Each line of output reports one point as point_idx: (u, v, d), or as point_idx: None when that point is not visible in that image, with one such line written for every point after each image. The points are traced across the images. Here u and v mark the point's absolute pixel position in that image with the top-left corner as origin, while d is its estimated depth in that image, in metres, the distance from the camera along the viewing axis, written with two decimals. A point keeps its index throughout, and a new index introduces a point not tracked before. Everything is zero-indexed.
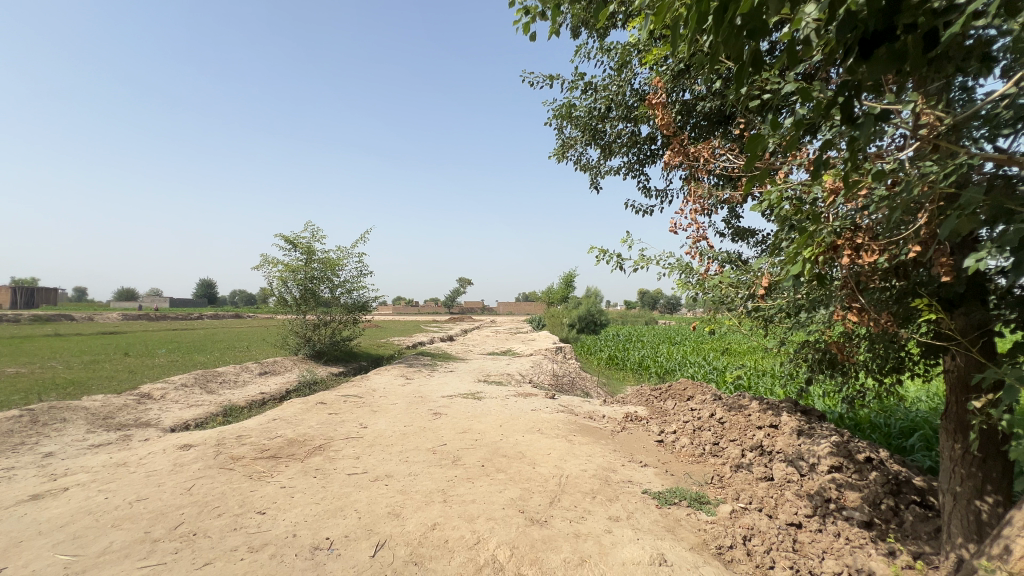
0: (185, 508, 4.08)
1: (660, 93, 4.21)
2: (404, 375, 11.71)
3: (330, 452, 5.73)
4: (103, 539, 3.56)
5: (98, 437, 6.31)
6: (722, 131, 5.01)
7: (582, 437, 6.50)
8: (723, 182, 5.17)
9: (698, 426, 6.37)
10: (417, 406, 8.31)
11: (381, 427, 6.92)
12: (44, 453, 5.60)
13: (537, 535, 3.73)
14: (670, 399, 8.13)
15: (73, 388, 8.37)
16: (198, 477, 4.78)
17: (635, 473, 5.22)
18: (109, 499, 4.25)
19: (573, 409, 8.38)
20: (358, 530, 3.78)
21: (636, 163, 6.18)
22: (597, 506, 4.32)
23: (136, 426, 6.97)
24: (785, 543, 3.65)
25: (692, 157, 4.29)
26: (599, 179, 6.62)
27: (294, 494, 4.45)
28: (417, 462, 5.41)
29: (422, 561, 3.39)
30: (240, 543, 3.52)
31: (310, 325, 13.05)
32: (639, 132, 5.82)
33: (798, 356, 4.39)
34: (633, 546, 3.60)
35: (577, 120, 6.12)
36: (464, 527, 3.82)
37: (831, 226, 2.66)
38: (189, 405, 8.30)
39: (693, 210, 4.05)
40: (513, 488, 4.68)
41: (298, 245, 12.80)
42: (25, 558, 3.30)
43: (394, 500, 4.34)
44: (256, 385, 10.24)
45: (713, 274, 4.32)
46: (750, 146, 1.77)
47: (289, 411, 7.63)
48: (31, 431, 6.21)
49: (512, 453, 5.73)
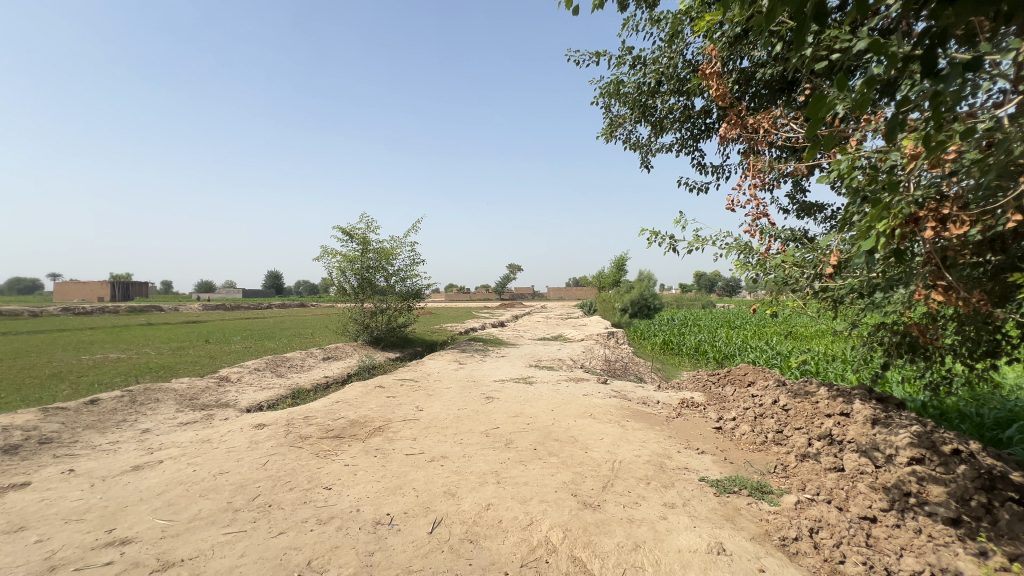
0: (261, 481, 4.43)
1: (714, 62, 3.97)
2: (457, 360, 12.02)
3: (389, 433, 6.01)
4: (193, 507, 3.94)
5: (186, 416, 6.96)
6: (784, 99, 4.65)
7: (635, 422, 6.40)
8: (787, 154, 4.85)
9: (759, 413, 6.08)
10: (470, 390, 8.51)
11: (436, 410, 7.15)
12: (142, 430, 6.25)
13: (589, 519, 3.73)
14: (729, 385, 7.80)
15: (163, 372, 9.25)
16: (271, 454, 5.15)
17: (691, 460, 5.07)
18: (196, 472, 4.69)
19: (626, 394, 8.26)
20: (416, 507, 3.95)
21: (690, 139, 5.88)
22: (651, 493, 4.25)
23: (217, 407, 7.62)
24: (857, 538, 3.43)
25: (751, 128, 4.02)
26: (650, 158, 6.36)
27: (357, 471, 4.71)
28: (471, 444, 5.55)
29: (476, 539, 3.50)
30: (309, 516, 3.78)
31: (368, 313, 13.63)
32: (692, 106, 5.54)
33: (871, 340, 4.04)
34: (689, 534, 3.52)
35: (625, 98, 5.87)
36: (517, 509, 3.88)
37: (910, 197, 2.40)
38: (262, 387, 8.96)
39: (752, 186, 3.81)
40: (565, 472, 4.68)
41: (354, 236, 13.32)
42: (130, 521, 3.71)
43: (449, 480, 4.48)
44: (320, 369, 10.89)
45: (775, 253, 4.04)
46: (813, 109, 1.60)
47: (351, 393, 8.06)
48: (132, 409, 6.95)
49: (564, 437, 5.74)
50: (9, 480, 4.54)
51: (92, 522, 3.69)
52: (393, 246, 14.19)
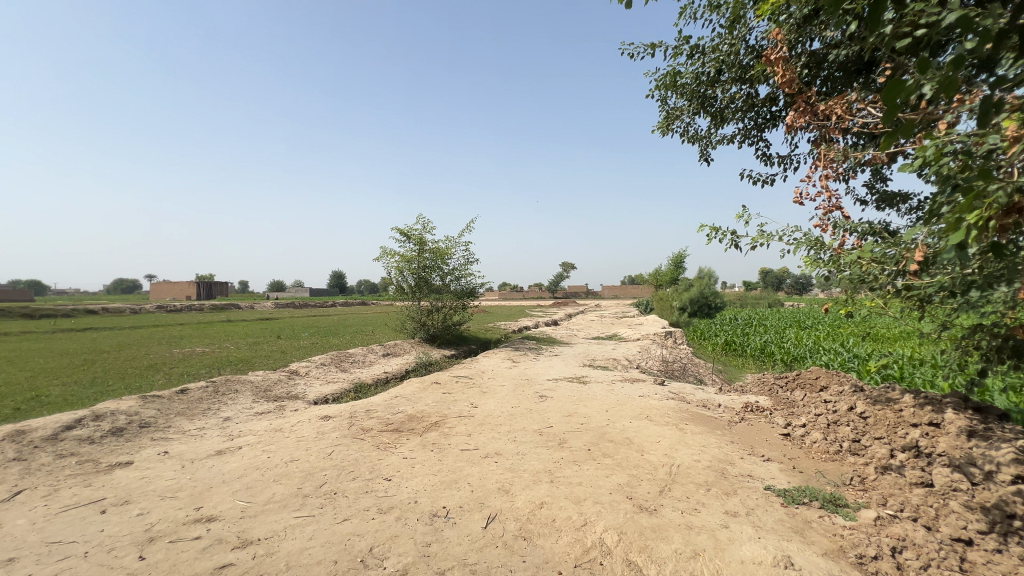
0: (327, 470, 4.71)
1: (780, 47, 3.73)
2: (511, 358, 12.13)
3: (445, 428, 6.17)
4: (268, 490, 4.26)
5: (261, 406, 7.52)
6: (861, 81, 4.29)
7: (694, 426, 6.16)
8: (864, 141, 4.48)
9: (833, 420, 5.66)
10: (523, 389, 8.54)
11: (490, 407, 7.26)
12: (224, 418, 6.83)
13: (646, 523, 3.65)
14: (798, 389, 7.32)
15: (241, 366, 10.03)
16: (336, 445, 5.45)
17: (755, 467, 4.82)
18: (270, 458, 5.06)
19: (684, 397, 7.97)
20: (471, 502, 4.04)
21: (753, 129, 5.57)
22: (711, 499, 4.08)
23: (288, 398, 8.18)
24: (949, 561, 3.12)
25: (823, 115, 3.74)
26: (710, 150, 6.09)
27: (414, 465, 4.88)
28: (524, 442, 5.59)
29: (530, 536, 3.52)
30: (371, 505, 3.97)
31: (424, 311, 14.05)
32: (756, 94, 5.24)
33: (965, 344, 3.65)
34: (753, 545, 3.35)
35: (682, 89, 5.66)
36: (571, 509, 3.86)
37: (1011, 183, 2.14)
38: (328, 381, 9.51)
39: (824, 176, 3.55)
40: (620, 474, 4.60)
41: (411, 236, 13.77)
42: (214, 500, 4.07)
43: (503, 477, 4.54)
44: (381, 365, 11.37)
45: (851, 248, 3.75)
46: (891, 92, 1.47)
47: (409, 389, 8.36)
48: (215, 398, 7.62)
49: (619, 439, 5.64)
50: (115, 459, 5.11)
51: (183, 500, 4.09)
52: (449, 245, 14.53)
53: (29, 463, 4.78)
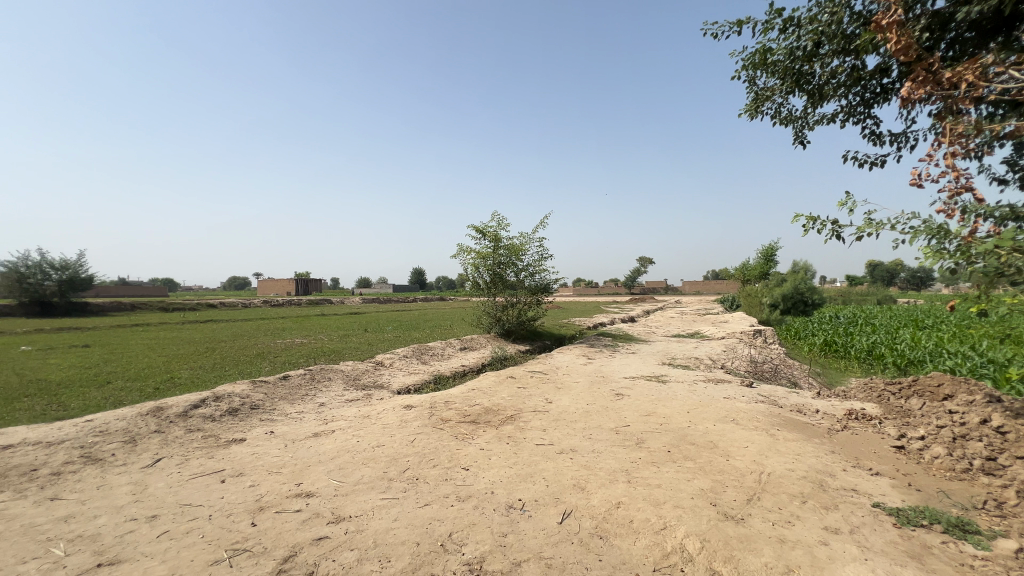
0: (410, 456, 4.97)
1: (894, 9, 3.29)
2: (586, 355, 11.99)
3: (520, 422, 6.25)
4: (358, 472, 4.59)
5: (351, 394, 8.12)
6: (1000, 40, 3.67)
7: (788, 432, 5.68)
8: (1003, 110, 3.83)
9: (960, 434, 4.94)
10: (598, 386, 8.40)
11: (565, 403, 7.24)
12: (319, 403, 7.46)
13: (732, 533, 3.43)
14: (915, 397, 6.48)
15: (334, 356, 10.90)
16: (418, 433, 5.74)
17: (861, 481, 4.34)
18: (359, 443, 5.45)
19: (776, 400, 7.38)
20: (546, 496, 4.05)
21: (859, 105, 4.99)
22: (807, 513, 3.74)
23: (374, 388, 8.74)
24: None
25: (949, 84, 3.25)
26: (806, 132, 5.55)
27: (491, 456, 5.00)
28: (600, 440, 5.50)
29: (606, 536, 3.46)
30: (450, 492, 4.12)
31: (500, 306, 14.31)
32: (863, 66, 4.68)
33: None
34: (859, 567, 3.03)
35: (774, 67, 5.21)
36: (649, 511, 3.74)
37: None
38: (410, 373, 10.03)
39: (950, 154, 3.08)
40: (703, 478, 4.37)
41: (487, 234, 14.03)
42: (312, 478, 4.46)
43: (578, 474, 4.50)
44: (458, 358, 11.78)
45: (985, 237, 3.22)
46: None
47: (485, 382, 8.58)
48: (312, 385, 8.36)
49: (701, 442, 5.35)
50: (232, 435, 5.79)
51: (286, 476, 4.53)
52: (523, 242, 14.61)
53: (165, 435, 5.56)
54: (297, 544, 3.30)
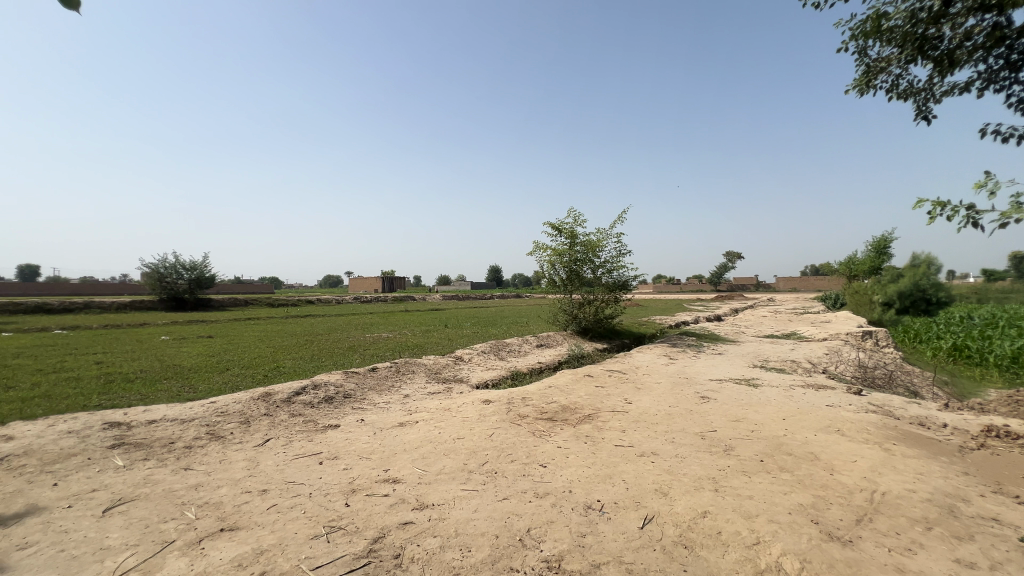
0: (488, 450, 5.07)
1: None
2: (667, 355, 11.48)
3: (598, 422, 6.13)
4: (440, 462, 4.77)
5: (433, 387, 8.47)
6: None
7: (907, 447, 5.00)
8: None
9: None
10: (681, 388, 8.00)
11: (645, 404, 6.98)
12: (404, 395, 7.87)
13: (838, 555, 3.08)
14: None
15: (416, 350, 11.43)
16: (496, 428, 5.84)
17: (1005, 510, 3.70)
18: (441, 434, 5.66)
19: (891, 410, 6.54)
20: (626, 500, 3.92)
21: (1003, 70, 4.24)
22: (934, 541, 3.26)
23: (454, 382, 9.04)
24: None
25: None
26: (932, 106, 4.82)
27: (568, 455, 4.94)
28: (684, 445, 5.22)
29: (692, 546, 3.27)
30: (528, 488, 4.14)
31: (576, 304, 14.15)
32: (1009, 22, 3.96)
33: None
34: None
35: (890, 34, 4.58)
36: (740, 523, 3.48)
37: None
38: (488, 368, 10.24)
39: None
40: (803, 493, 3.98)
41: (563, 230, 13.93)
42: (398, 465, 4.71)
43: (661, 478, 4.31)
44: (535, 355, 11.84)
45: None
46: None
47: (562, 380, 8.53)
48: (397, 377, 8.84)
49: (800, 453, 4.88)
50: (328, 421, 6.29)
51: (375, 462, 4.82)
52: (600, 238, 14.30)
53: (273, 418, 6.17)
54: (385, 526, 3.50)
